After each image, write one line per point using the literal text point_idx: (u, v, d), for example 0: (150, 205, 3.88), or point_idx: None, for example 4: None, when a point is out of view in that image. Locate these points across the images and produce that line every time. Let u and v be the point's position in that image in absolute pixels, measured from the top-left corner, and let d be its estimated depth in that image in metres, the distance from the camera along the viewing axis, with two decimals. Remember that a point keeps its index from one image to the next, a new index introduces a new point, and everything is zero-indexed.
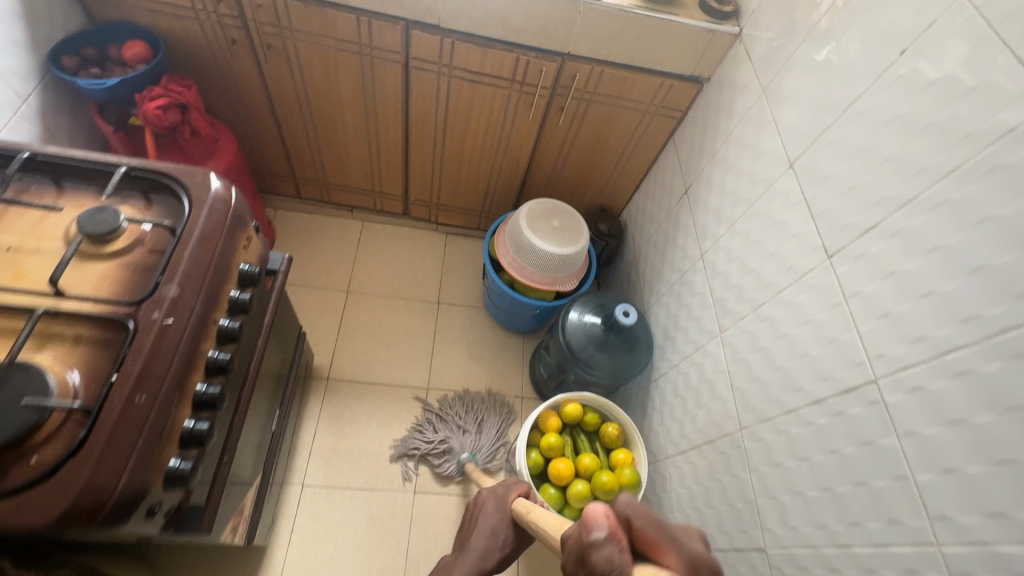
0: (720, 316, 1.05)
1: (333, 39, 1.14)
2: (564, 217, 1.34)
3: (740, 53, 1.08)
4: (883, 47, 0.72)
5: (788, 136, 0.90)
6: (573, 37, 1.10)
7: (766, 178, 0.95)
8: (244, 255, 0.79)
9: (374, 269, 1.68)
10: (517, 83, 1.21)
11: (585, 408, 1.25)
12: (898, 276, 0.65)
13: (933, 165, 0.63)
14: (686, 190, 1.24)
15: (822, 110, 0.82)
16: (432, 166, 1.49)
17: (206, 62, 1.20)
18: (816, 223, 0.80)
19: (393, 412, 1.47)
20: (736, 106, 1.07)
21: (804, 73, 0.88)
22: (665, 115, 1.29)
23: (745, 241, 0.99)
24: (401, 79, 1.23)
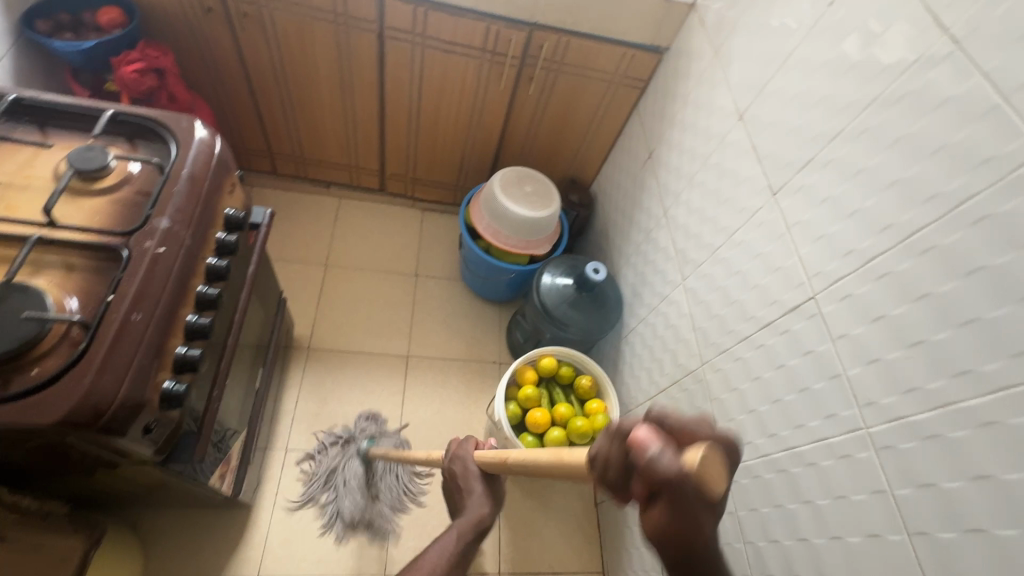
0: (682, 266, 1.12)
1: (309, 8, 1.18)
2: (536, 183, 1.40)
3: (695, 22, 1.16)
4: (815, 2, 0.80)
5: (738, 91, 0.98)
6: (540, 6, 1.17)
7: (720, 132, 1.03)
8: (229, 200, 0.82)
9: (352, 244, 1.70)
10: (488, 53, 1.26)
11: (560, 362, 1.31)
12: (831, 201, 0.73)
13: (857, 99, 0.71)
14: (649, 154, 1.32)
15: (766, 64, 0.90)
16: (407, 140, 1.54)
17: (180, 31, 1.22)
18: (763, 166, 0.88)
19: (374, 381, 1.50)
20: (693, 71, 1.15)
21: (750, 33, 0.96)
22: (629, 85, 1.36)
23: (703, 193, 1.07)
24: (375, 49, 1.27)
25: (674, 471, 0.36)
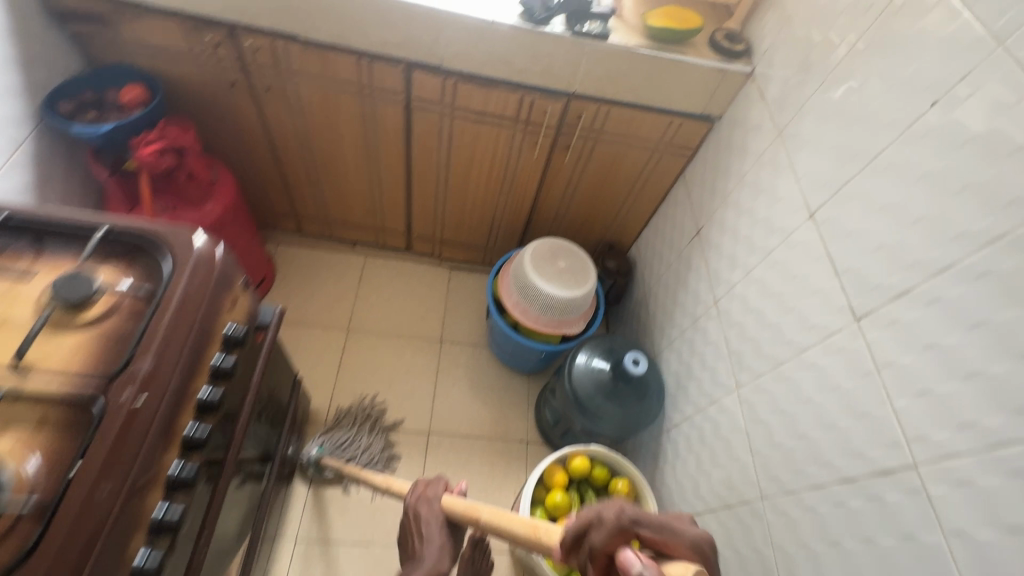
0: (735, 370, 0.99)
1: (333, 81, 1.11)
2: (570, 257, 1.29)
3: (753, 93, 1.03)
4: (910, 97, 0.67)
5: (806, 183, 0.85)
6: (579, 77, 1.07)
7: (783, 227, 0.89)
8: (229, 315, 0.75)
9: (375, 308, 1.64)
10: (521, 123, 1.17)
11: (591, 461, 1.18)
12: (938, 350, 0.59)
13: (974, 230, 0.57)
14: (697, 231, 1.19)
15: (843, 160, 0.77)
16: (435, 204, 1.46)
17: (203, 104, 1.17)
18: (842, 282, 0.74)
19: (392, 459, 1.41)
20: (750, 148, 1.02)
21: (822, 117, 0.83)
22: (675, 153, 1.24)
23: (762, 292, 0.93)
24: (402, 119, 1.20)
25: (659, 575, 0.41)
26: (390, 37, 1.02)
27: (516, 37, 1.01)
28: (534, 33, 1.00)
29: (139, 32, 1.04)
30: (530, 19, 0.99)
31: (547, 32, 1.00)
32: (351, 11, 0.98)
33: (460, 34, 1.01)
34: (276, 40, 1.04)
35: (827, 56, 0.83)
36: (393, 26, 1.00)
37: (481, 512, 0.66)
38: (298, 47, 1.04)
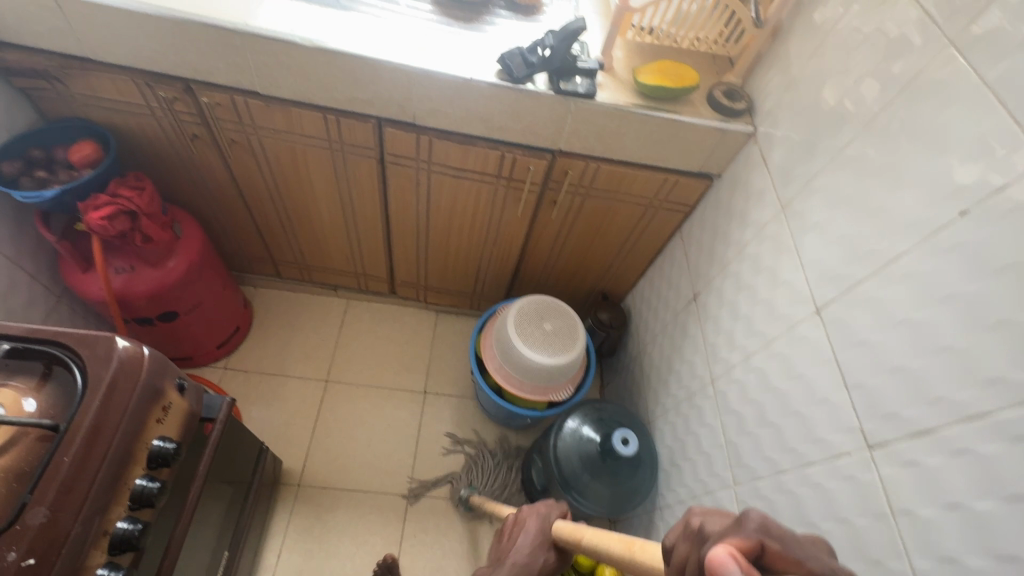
0: (732, 464, 0.89)
1: (300, 136, 1.04)
2: (557, 318, 1.20)
3: (754, 156, 0.94)
4: (934, 199, 0.58)
5: (811, 272, 0.75)
6: (564, 135, 0.98)
7: (786, 315, 0.80)
8: (159, 428, 0.67)
9: (356, 355, 1.56)
10: (503, 179, 1.08)
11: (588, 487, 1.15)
12: (966, 513, 0.50)
13: (1010, 379, 0.48)
14: (694, 296, 1.10)
15: (854, 255, 0.68)
16: (417, 252, 1.38)
17: (166, 155, 1.11)
18: (852, 398, 0.65)
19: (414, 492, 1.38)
20: (750, 217, 0.93)
21: (829, 200, 0.73)
22: (670, 209, 1.15)
23: (762, 383, 0.84)
24: (377, 174, 1.12)
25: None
26: (357, 94, 0.94)
27: (494, 95, 0.92)
28: (514, 90, 0.91)
29: (90, 87, 0.96)
30: (509, 76, 0.91)
31: (527, 90, 0.91)
32: (314, 69, 0.90)
33: (433, 92, 0.92)
34: (236, 96, 0.96)
35: (837, 131, 0.74)
36: (360, 84, 0.92)
37: (585, 534, 0.58)
38: (260, 103, 0.97)
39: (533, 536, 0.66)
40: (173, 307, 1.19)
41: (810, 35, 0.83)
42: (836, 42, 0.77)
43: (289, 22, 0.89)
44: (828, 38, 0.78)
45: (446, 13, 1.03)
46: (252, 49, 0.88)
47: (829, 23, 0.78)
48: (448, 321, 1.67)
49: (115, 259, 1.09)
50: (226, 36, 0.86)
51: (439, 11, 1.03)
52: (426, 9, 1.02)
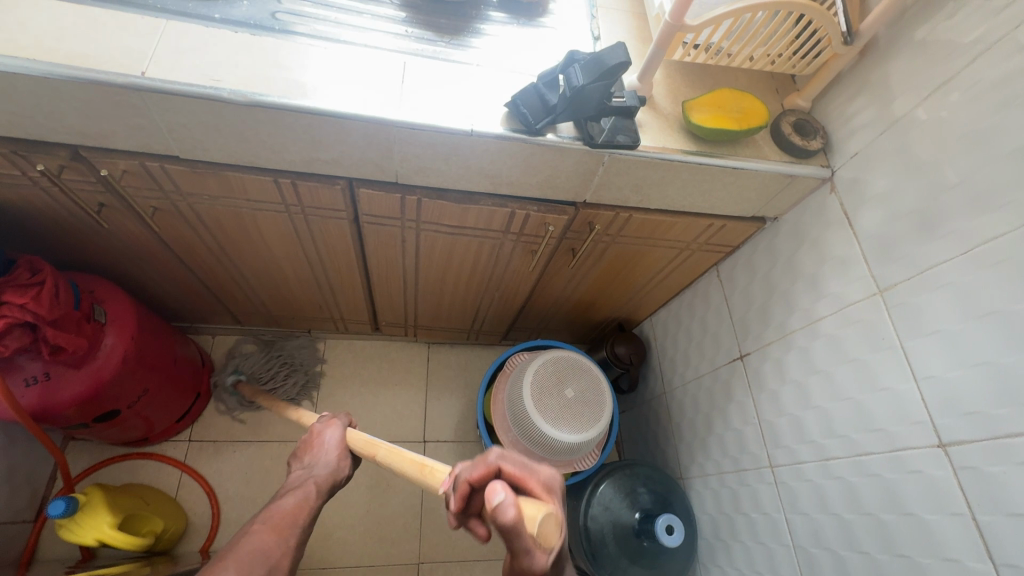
0: (804, 573, 0.78)
1: (245, 201, 0.79)
2: (579, 380, 1.03)
3: (830, 208, 0.75)
4: None
5: (930, 391, 0.60)
6: (593, 187, 0.76)
7: (885, 431, 0.65)
8: None
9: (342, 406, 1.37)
10: (512, 235, 0.87)
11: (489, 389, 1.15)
12: None
13: None
14: (740, 355, 0.95)
15: (1008, 394, 0.52)
16: (403, 298, 1.17)
17: (70, 227, 0.85)
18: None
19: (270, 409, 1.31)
20: (826, 286, 0.76)
21: (964, 305, 0.57)
22: (709, 251, 0.97)
23: (848, 500, 0.71)
24: (350, 233, 0.89)
25: (516, 520, 0.40)
26: (316, 155, 0.70)
27: (504, 149, 0.69)
28: (530, 145, 0.68)
29: None
30: (524, 125, 0.68)
31: (548, 142, 0.68)
32: (253, 128, 0.65)
33: (421, 150, 0.69)
34: (147, 161, 0.70)
35: (975, 213, 0.56)
36: (320, 143, 0.68)
37: (380, 448, 0.66)
38: (183, 169, 0.71)
39: (340, 440, 0.75)
40: (114, 405, 0.97)
41: (925, 65, 0.63)
42: (976, 84, 0.57)
43: (211, 65, 0.63)
44: (958, 76, 0.59)
45: (424, 22, 0.78)
46: (159, 108, 0.62)
47: (960, 56, 0.58)
48: (441, 354, 1.49)
49: (27, 364, 0.85)
50: (116, 93, 0.60)
51: (414, 19, 0.78)
52: (397, 19, 0.77)
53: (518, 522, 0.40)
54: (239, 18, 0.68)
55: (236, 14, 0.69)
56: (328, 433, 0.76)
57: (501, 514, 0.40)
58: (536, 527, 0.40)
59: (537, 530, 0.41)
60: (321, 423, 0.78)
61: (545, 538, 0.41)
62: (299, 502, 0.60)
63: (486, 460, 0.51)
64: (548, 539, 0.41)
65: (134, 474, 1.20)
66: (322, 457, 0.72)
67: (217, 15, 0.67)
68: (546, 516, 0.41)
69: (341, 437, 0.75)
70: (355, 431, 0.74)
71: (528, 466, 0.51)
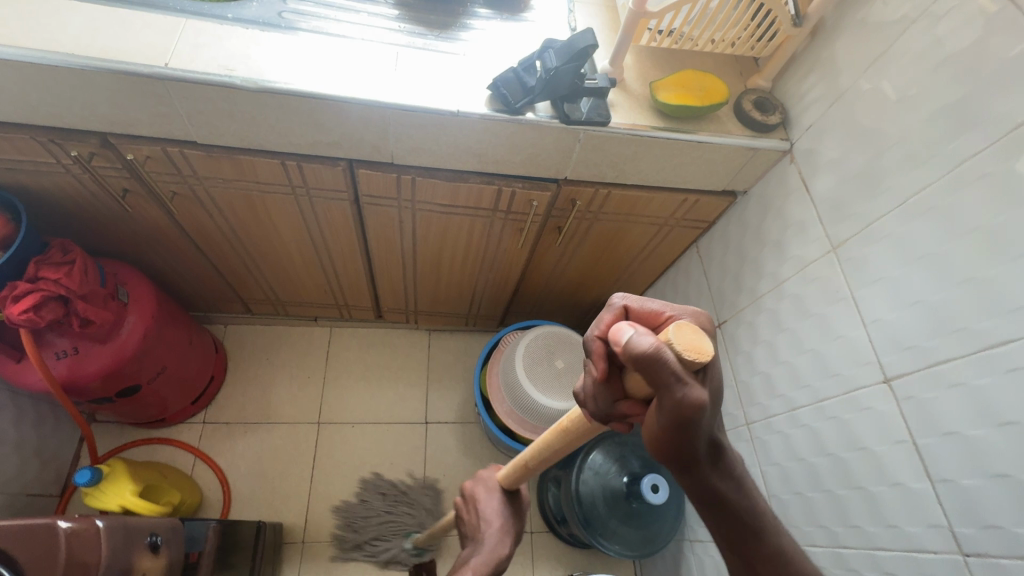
0: None
1: (256, 184, 0.87)
2: (569, 352, 1.10)
3: (790, 178, 0.82)
4: None
5: (876, 333, 0.66)
6: (571, 164, 0.84)
7: (841, 375, 0.71)
8: None
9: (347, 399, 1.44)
10: (500, 213, 0.94)
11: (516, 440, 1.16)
12: None
13: None
14: (718, 324, 1.01)
15: (937, 326, 0.58)
16: (404, 282, 1.24)
17: (97, 213, 0.93)
18: (937, 492, 0.58)
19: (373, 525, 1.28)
20: (789, 250, 0.82)
21: (902, 253, 0.63)
22: (686, 226, 1.03)
23: (812, 444, 0.76)
24: (352, 215, 0.96)
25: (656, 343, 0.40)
26: (319, 138, 0.77)
27: (488, 128, 0.76)
28: (512, 123, 0.76)
29: None
30: (506, 106, 0.75)
31: (528, 121, 0.76)
32: (263, 114, 0.73)
33: (413, 131, 0.77)
34: (168, 147, 0.78)
35: (908, 169, 0.63)
36: (323, 127, 0.75)
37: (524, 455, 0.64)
38: (200, 153, 0.79)
39: (496, 502, 0.76)
40: (135, 381, 1.04)
41: (865, 41, 0.69)
42: (905, 55, 0.63)
43: (225, 57, 0.71)
44: (891, 49, 0.65)
45: (416, 19, 0.86)
46: (180, 95, 0.70)
47: (892, 31, 0.65)
48: (442, 341, 1.55)
49: (57, 340, 0.93)
50: (142, 83, 0.68)
51: (407, 16, 0.86)
52: (391, 16, 0.85)
53: (656, 345, 0.39)
54: (249, 17, 0.76)
55: (246, 14, 0.77)
56: (483, 493, 0.78)
57: (636, 342, 0.40)
58: (675, 339, 0.40)
59: (677, 342, 0.40)
60: (473, 482, 0.80)
61: (691, 351, 0.40)
62: None
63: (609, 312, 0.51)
64: (695, 348, 0.40)
65: (152, 454, 1.27)
66: (483, 528, 0.74)
67: (229, 15, 0.76)
68: (679, 327, 0.41)
69: (496, 496, 0.77)
70: (500, 473, 0.75)
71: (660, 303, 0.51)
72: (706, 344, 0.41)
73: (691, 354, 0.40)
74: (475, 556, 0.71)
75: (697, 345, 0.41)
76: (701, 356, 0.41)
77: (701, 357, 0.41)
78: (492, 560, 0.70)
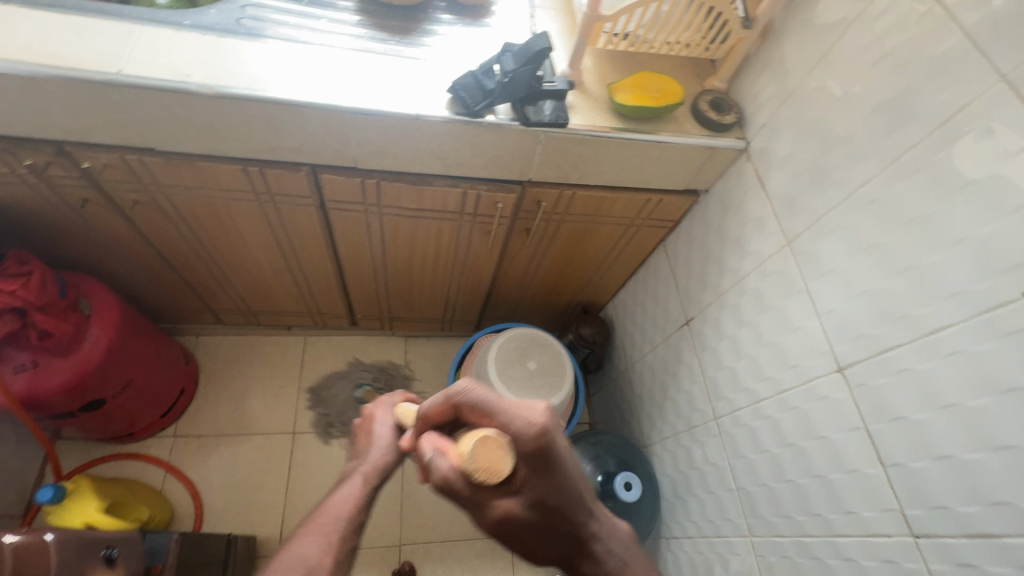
0: (745, 512, 0.85)
1: (219, 190, 0.86)
2: (541, 353, 1.10)
3: (747, 175, 0.84)
4: (986, 269, 0.50)
5: (829, 323, 0.67)
6: (534, 165, 0.85)
7: (799, 366, 0.73)
8: None
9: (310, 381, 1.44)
10: (467, 215, 0.95)
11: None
12: None
13: None
14: (686, 321, 1.02)
15: (883, 314, 0.60)
16: (376, 288, 1.24)
17: (56, 224, 0.91)
18: (889, 477, 0.60)
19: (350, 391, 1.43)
20: (749, 245, 0.84)
21: (850, 245, 0.65)
22: (652, 226, 1.05)
23: (775, 435, 0.78)
24: (319, 220, 0.96)
25: (442, 475, 0.49)
26: (280, 143, 0.77)
27: (449, 131, 0.77)
28: (472, 126, 0.77)
29: None
30: (465, 108, 0.76)
31: (489, 123, 0.77)
32: (221, 119, 0.73)
33: (375, 135, 0.77)
34: (127, 154, 0.77)
35: (853, 164, 0.65)
36: (283, 131, 0.75)
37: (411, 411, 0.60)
38: (160, 160, 0.78)
39: (391, 426, 0.68)
40: (99, 395, 1.02)
41: (810, 41, 0.72)
42: (846, 54, 0.66)
43: (181, 63, 0.70)
44: (833, 48, 0.68)
45: (377, 25, 0.86)
46: (136, 102, 0.69)
47: (833, 32, 0.68)
48: (419, 347, 1.55)
49: (16, 354, 0.91)
50: (95, 89, 0.67)
51: (368, 22, 0.86)
52: (353, 22, 0.85)
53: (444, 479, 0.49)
54: (207, 23, 0.76)
55: (204, 20, 0.77)
56: (378, 417, 0.69)
57: (432, 476, 0.50)
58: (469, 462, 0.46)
59: (472, 466, 0.46)
60: (373, 404, 0.71)
61: (483, 476, 0.46)
62: (349, 497, 0.57)
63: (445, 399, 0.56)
64: (488, 468, 0.46)
65: (121, 470, 1.24)
66: (372, 442, 0.65)
67: (187, 21, 0.75)
68: (480, 445, 0.46)
69: (391, 421, 0.68)
70: (404, 407, 0.67)
71: (487, 400, 0.52)
72: (499, 462, 0.46)
73: (485, 475, 0.46)
74: (358, 466, 0.62)
75: (489, 467, 0.46)
76: (494, 475, 0.46)
77: (495, 475, 0.46)
78: (383, 472, 0.62)
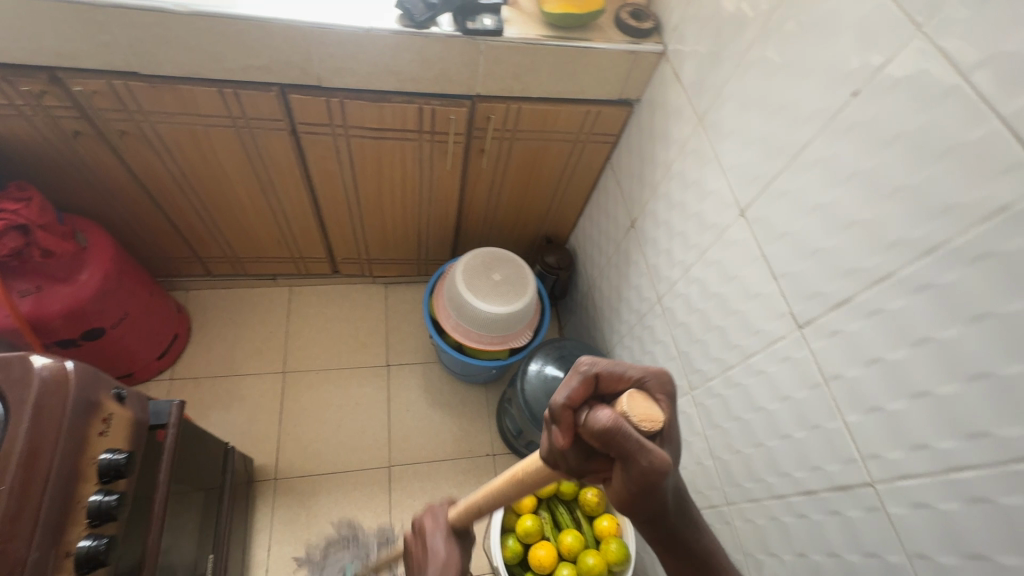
0: (686, 373, 0.95)
1: (197, 116, 0.96)
2: (505, 267, 1.21)
3: (667, 74, 0.95)
4: (830, 86, 0.61)
5: (734, 177, 0.78)
6: (479, 77, 0.96)
7: (716, 224, 0.84)
8: (104, 441, 0.64)
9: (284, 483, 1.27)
10: (426, 134, 1.05)
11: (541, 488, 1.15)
12: (885, 365, 0.56)
13: (909, 239, 0.53)
14: (632, 223, 1.13)
15: (768, 153, 0.71)
16: (352, 226, 1.33)
17: (52, 162, 1.00)
18: (780, 286, 0.70)
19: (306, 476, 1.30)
20: (672, 135, 0.95)
21: (742, 104, 0.76)
22: (597, 141, 1.16)
23: (702, 292, 0.88)
24: (292, 147, 1.05)
25: (616, 419, 0.43)
26: (251, 62, 0.88)
27: (401, 43, 0.88)
28: (419, 37, 0.88)
29: None
30: (412, 21, 0.87)
31: (433, 34, 0.88)
32: (198, 39, 0.83)
33: (333, 49, 0.87)
34: (114, 80, 0.87)
35: (738, 36, 0.76)
36: (252, 49, 0.86)
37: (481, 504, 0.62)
38: (143, 84, 0.88)
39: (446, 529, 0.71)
40: (96, 324, 1.10)
41: None
42: None
43: None
44: None
45: None
46: (121, 23, 0.80)
47: None
48: (399, 292, 1.64)
49: (16, 282, 1.00)
50: (83, 10, 0.77)
51: None
52: None
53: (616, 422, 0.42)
54: None
55: None
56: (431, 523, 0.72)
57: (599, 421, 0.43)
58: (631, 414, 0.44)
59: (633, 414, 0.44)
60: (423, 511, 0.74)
61: (645, 419, 0.44)
62: None
63: (581, 377, 0.47)
64: (648, 415, 0.44)
65: None
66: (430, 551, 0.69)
67: None
68: (632, 401, 0.45)
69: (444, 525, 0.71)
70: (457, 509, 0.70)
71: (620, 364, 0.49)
72: (655, 410, 0.45)
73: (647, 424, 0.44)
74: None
75: (650, 412, 0.45)
76: (653, 421, 0.44)
77: (655, 426, 0.44)
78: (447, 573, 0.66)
